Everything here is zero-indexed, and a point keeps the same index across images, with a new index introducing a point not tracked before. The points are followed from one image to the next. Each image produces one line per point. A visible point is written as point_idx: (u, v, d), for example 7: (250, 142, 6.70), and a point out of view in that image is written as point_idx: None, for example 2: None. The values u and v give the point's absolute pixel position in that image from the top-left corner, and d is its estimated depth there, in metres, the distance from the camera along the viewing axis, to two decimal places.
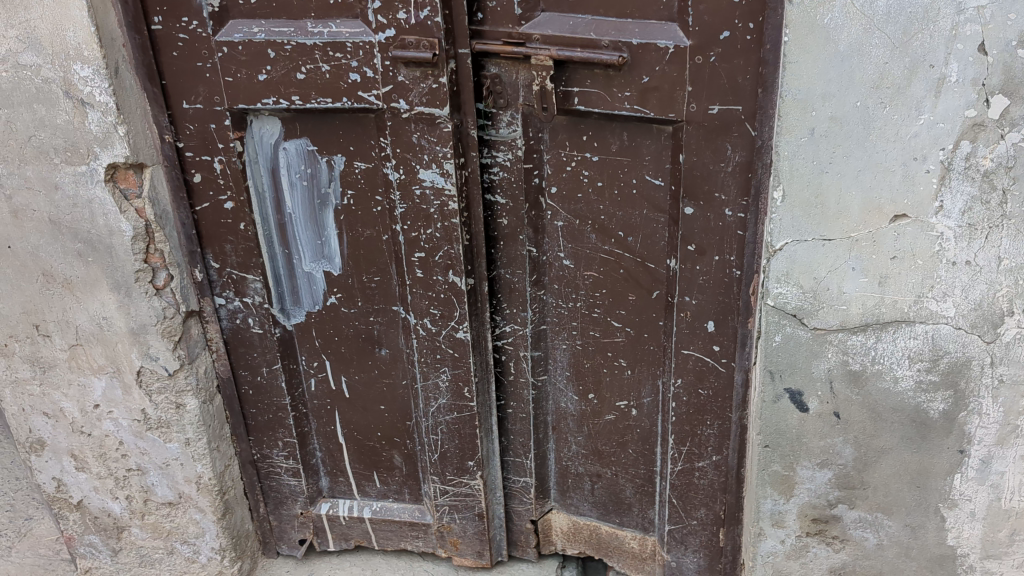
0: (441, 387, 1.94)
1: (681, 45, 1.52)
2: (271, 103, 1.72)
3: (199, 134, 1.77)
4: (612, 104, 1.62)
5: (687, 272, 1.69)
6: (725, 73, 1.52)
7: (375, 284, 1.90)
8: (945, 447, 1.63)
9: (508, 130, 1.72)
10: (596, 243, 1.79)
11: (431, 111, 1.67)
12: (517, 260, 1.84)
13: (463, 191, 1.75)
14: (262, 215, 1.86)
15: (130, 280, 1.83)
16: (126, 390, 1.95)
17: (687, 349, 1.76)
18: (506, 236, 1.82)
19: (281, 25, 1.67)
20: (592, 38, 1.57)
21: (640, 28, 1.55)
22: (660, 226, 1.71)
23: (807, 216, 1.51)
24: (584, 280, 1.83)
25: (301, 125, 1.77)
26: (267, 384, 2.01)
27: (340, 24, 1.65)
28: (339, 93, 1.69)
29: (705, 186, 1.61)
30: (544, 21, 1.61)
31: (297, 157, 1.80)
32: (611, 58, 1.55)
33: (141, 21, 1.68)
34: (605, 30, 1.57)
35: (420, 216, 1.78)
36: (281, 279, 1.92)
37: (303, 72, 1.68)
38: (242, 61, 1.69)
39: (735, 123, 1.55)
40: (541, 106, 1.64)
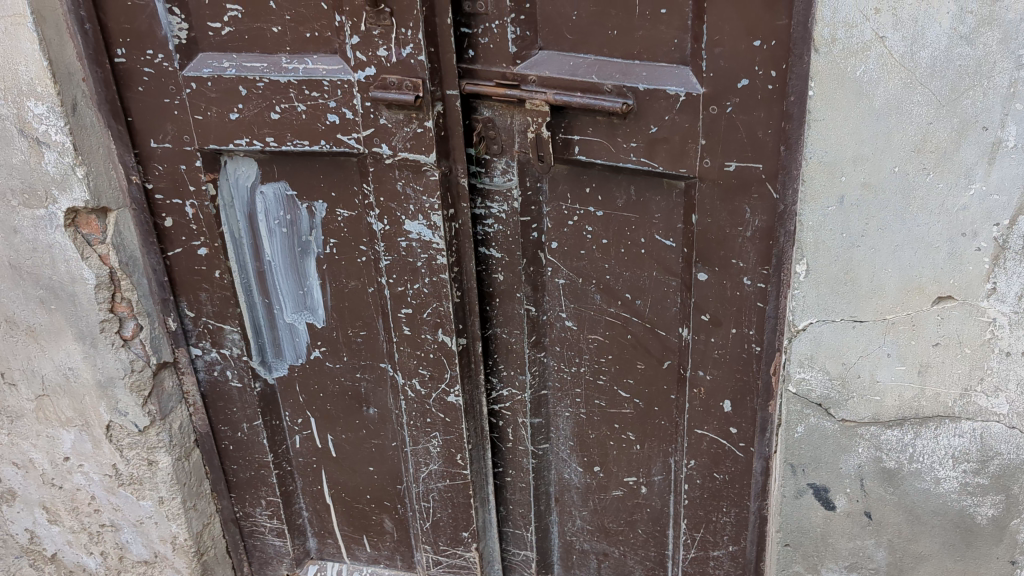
0: (432, 452, 1.77)
1: (693, 92, 1.33)
2: (244, 144, 1.57)
3: (169, 175, 1.62)
4: (616, 155, 1.43)
5: (701, 343, 1.50)
6: (744, 126, 1.32)
7: (362, 339, 1.74)
8: (993, 557, 1.40)
9: (502, 179, 1.54)
10: (602, 304, 1.59)
11: (415, 157, 1.51)
12: (514, 319, 1.66)
13: (452, 244, 1.58)
14: (239, 262, 1.70)
15: (95, 331, 1.68)
16: (96, 444, 1.81)
17: (701, 429, 1.56)
18: (502, 293, 1.64)
19: (253, 60, 1.52)
20: (594, 81, 1.40)
21: (647, 71, 1.37)
22: (672, 291, 1.51)
23: (835, 294, 1.30)
24: (588, 344, 1.64)
25: (279, 168, 1.61)
26: (248, 440, 1.86)
27: (316, 60, 1.49)
28: (316, 135, 1.53)
29: (721, 251, 1.41)
30: (542, 60, 1.43)
31: (276, 202, 1.64)
32: (613, 106, 1.37)
33: (103, 54, 1.53)
34: (609, 72, 1.39)
35: (406, 269, 1.62)
36: (262, 330, 1.77)
37: (278, 112, 1.53)
38: (212, 98, 1.54)
39: (755, 183, 1.34)
40: (537, 155, 1.47)
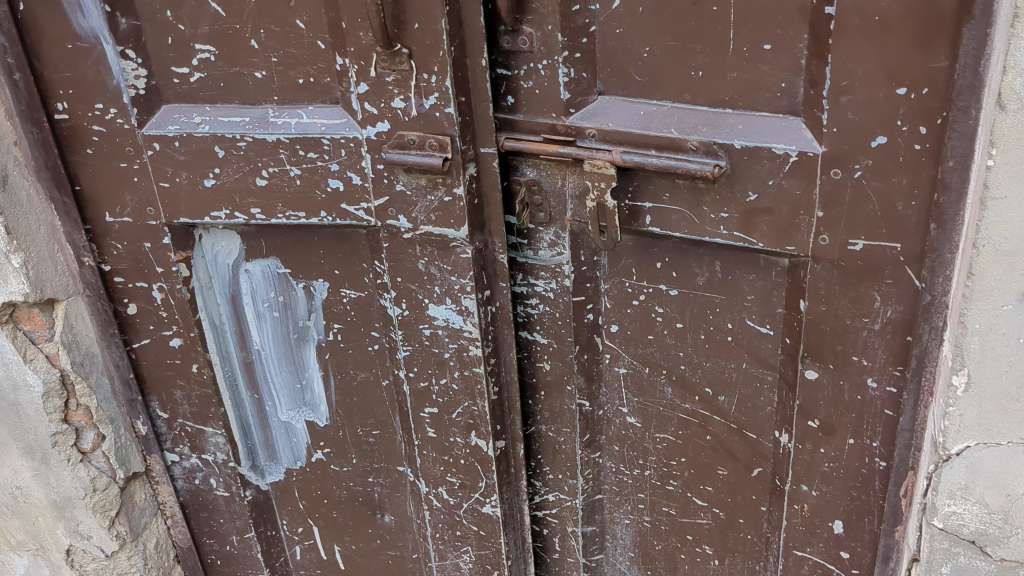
0: (464, 569, 1.48)
1: (808, 151, 1.03)
2: (224, 216, 1.25)
3: (131, 255, 1.30)
4: (700, 227, 1.13)
5: (806, 454, 1.20)
6: (877, 195, 1.01)
7: (375, 439, 1.43)
8: None
9: (550, 252, 1.24)
10: (674, 399, 1.29)
11: (442, 231, 1.20)
12: (562, 415, 1.35)
13: (488, 331, 1.27)
14: (221, 353, 1.39)
15: (46, 446, 1.36)
16: (54, 571, 1.49)
17: (802, 551, 1.27)
18: (549, 385, 1.34)
19: (232, 113, 1.20)
20: (674, 136, 1.09)
21: (743, 122, 1.07)
22: (766, 387, 1.21)
23: (1003, 413, 0.99)
24: (655, 445, 1.34)
25: (268, 242, 1.29)
26: (238, 555, 1.55)
27: (312, 111, 1.18)
28: (314, 205, 1.22)
29: (838, 346, 1.12)
30: (601, 107, 1.13)
31: (264, 282, 1.33)
32: (701, 169, 1.07)
33: (39, 109, 1.21)
34: (692, 124, 1.09)
35: (430, 361, 1.30)
36: (251, 431, 1.46)
37: (265, 177, 1.21)
38: (183, 161, 1.22)
39: (889, 265, 1.04)
40: (598, 226, 1.17)
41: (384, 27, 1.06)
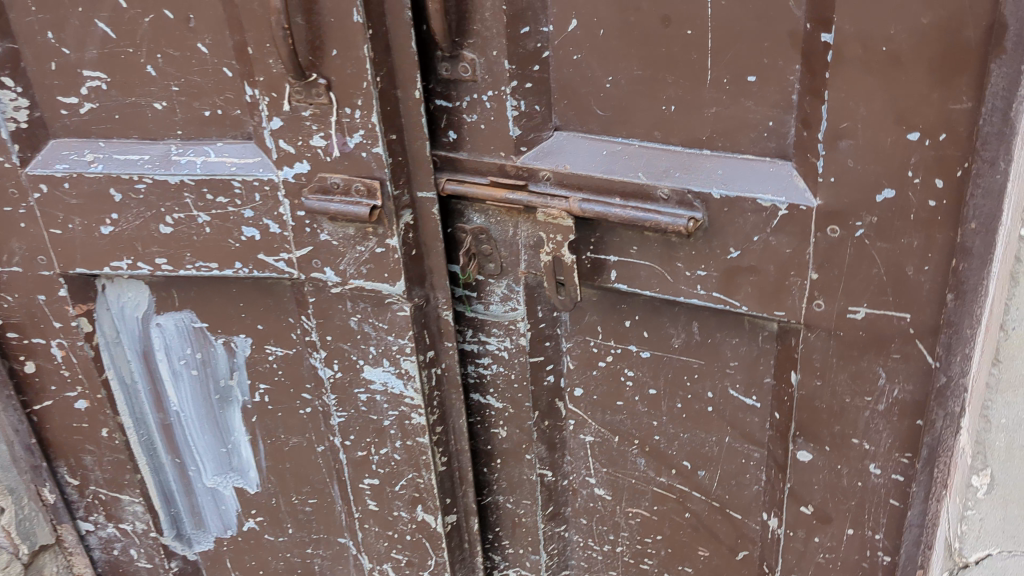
0: None
1: (798, 203, 0.86)
2: (126, 266, 1.08)
3: (24, 308, 1.13)
4: (673, 285, 0.96)
5: (799, 542, 1.04)
6: (883, 257, 0.85)
7: (312, 509, 1.26)
8: None
9: (502, 307, 1.07)
10: (647, 472, 1.13)
11: (375, 286, 1.02)
12: (522, 486, 1.19)
13: (433, 396, 1.11)
14: (134, 414, 1.22)
15: None
16: None
17: None
18: (506, 453, 1.17)
19: (130, 150, 1.03)
20: (641, 182, 0.92)
21: (722, 167, 0.90)
22: (753, 464, 1.05)
23: None
24: (627, 520, 1.18)
25: (181, 293, 1.12)
26: None
27: (220, 148, 1.01)
28: (228, 255, 1.05)
29: (836, 425, 0.95)
30: (556, 145, 0.96)
31: (179, 337, 1.16)
32: (672, 224, 0.90)
33: None
34: (662, 168, 0.92)
35: (368, 429, 1.14)
36: (174, 497, 1.29)
37: (170, 223, 1.04)
38: (74, 206, 1.05)
39: (897, 337, 0.87)
40: (556, 280, 1.00)
41: (295, 55, 0.89)
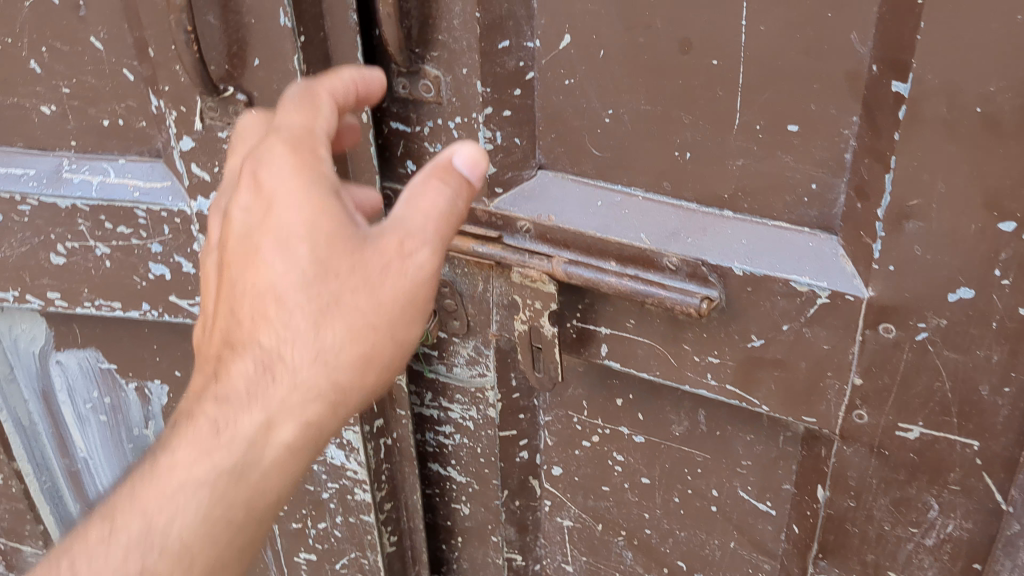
0: None
1: (842, 291, 0.67)
2: (13, 297, 0.89)
3: None
4: (678, 372, 0.77)
5: None
6: (951, 369, 0.65)
7: None
8: None
9: (468, 371, 0.88)
10: (634, 568, 0.94)
11: None
12: (487, 567, 1.01)
13: (381, 469, 0.92)
14: (36, 458, 1.05)
15: None
16: None
17: None
18: (468, 531, 0.99)
19: (15, 161, 0.84)
20: (643, 246, 0.73)
21: (746, 236, 0.70)
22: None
23: None
24: None
25: (83, 329, 0.93)
26: None
27: (122, 166, 0.81)
28: (133, 295, 0.86)
29: (871, 555, 0.76)
30: (537, 190, 0.77)
31: (83, 379, 0.97)
32: (681, 303, 0.70)
33: None
34: (669, 229, 0.72)
35: (305, 499, 0.95)
36: None
37: (63, 252, 0.85)
38: None
39: (959, 466, 0.68)
40: (532, 348, 0.79)
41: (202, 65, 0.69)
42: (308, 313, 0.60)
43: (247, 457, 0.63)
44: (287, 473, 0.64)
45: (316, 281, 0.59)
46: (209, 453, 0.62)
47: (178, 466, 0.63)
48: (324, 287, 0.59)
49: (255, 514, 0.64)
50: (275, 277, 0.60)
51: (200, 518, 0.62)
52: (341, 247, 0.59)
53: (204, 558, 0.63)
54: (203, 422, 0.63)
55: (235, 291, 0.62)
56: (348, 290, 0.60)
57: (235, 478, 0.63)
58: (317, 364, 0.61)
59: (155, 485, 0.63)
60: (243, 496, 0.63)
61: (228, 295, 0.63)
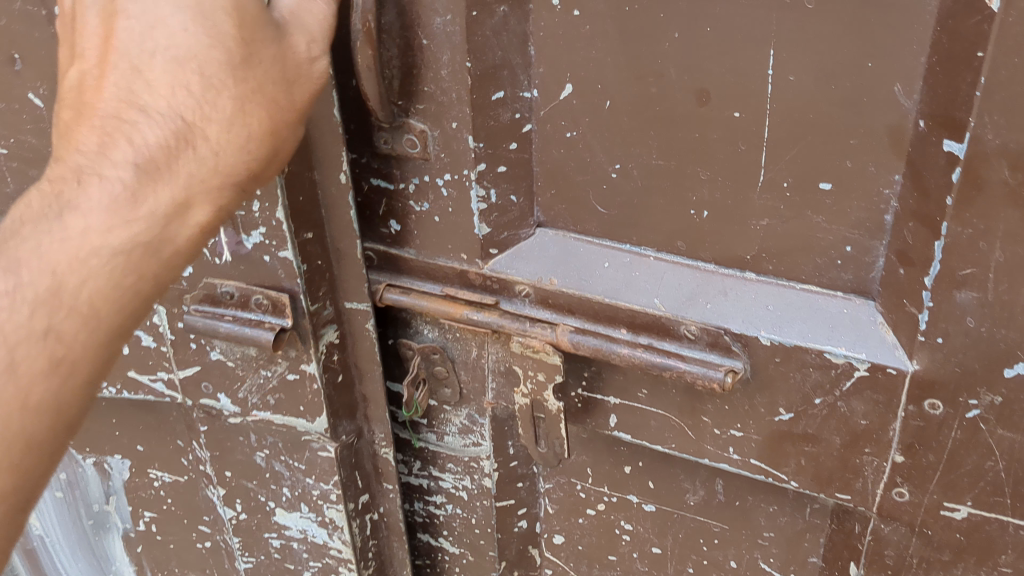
0: None
1: (882, 364, 0.60)
2: None
3: None
4: (698, 445, 0.70)
5: None
6: (1005, 450, 0.59)
7: None
8: None
9: (461, 439, 0.80)
10: None
11: (287, 420, 0.76)
12: None
13: (367, 547, 0.84)
14: None
15: None
16: None
17: None
18: None
19: None
20: (657, 314, 0.66)
21: (772, 299, 0.64)
22: None
23: None
24: None
25: None
26: None
27: None
28: None
29: None
30: (538, 249, 0.70)
31: None
32: (702, 379, 0.63)
33: None
34: (686, 293, 0.65)
35: None
36: None
37: None
38: None
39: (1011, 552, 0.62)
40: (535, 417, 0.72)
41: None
42: (233, 96, 0.53)
43: (160, 232, 0.53)
44: (129, 310, 0.54)
45: (245, 41, 0.53)
46: (121, 227, 0.52)
47: (93, 231, 0.51)
48: (251, 74, 0.53)
49: (84, 395, 0.53)
50: (195, 45, 0.52)
51: (110, 279, 0.52)
52: (262, 36, 0.54)
53: (115, 320, 0.53)
54: (118, 186, 0.51)
55: (135, 45, 0.52)
56: (273, 80, 0.54)
57: (149, 255, 0.53)
58: (235, 145, 0.54)
59: (49, 235, 0.51)
60: (130, 293, 0.53)
61: (107, 92, 0.53)
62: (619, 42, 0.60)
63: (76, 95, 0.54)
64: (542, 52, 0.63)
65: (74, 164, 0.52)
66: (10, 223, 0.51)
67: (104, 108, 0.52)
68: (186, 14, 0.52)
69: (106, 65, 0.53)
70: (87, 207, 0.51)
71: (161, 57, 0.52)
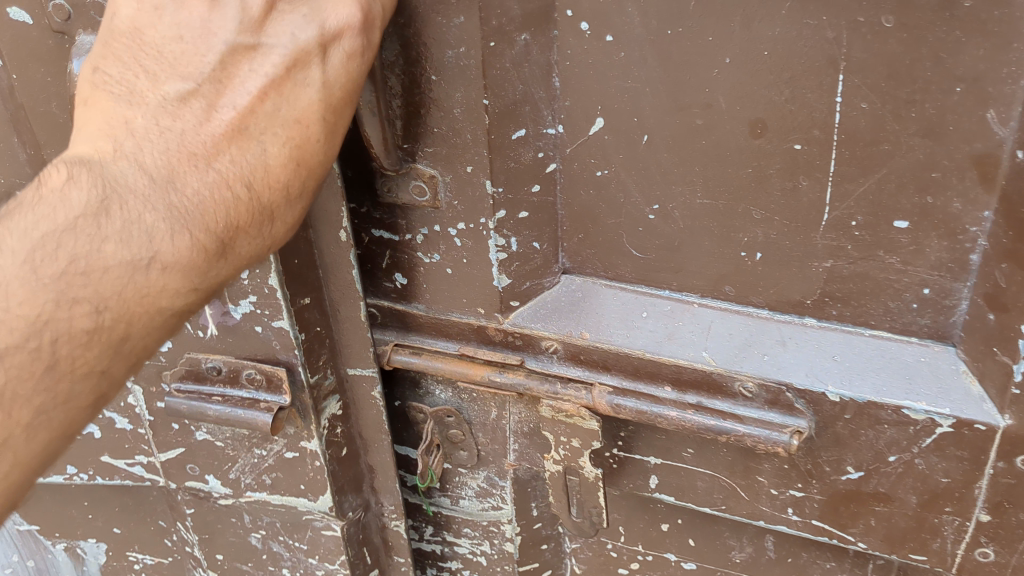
0: None
1: (971, 420, 0.53)
2: None
3: None
4: (752, 504, 0.63)
5: None
6: None
7: None
8: None
9: (478, 502, 0.73)
10: None
11: (286, 500, 0.67)
12: None
13: None
14: None
15: None
16: None
17: None
18: None
19: None
20: (706, 368, 0.58)
21: (839, 348, 0.57)
22: None
23: None
24: None
25: None
26: None
27: None
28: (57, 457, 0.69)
29: None
30: (564, 299, 0.62)
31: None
32: (764, 443, 0.56)
33: None
34: (738, 344, 0.58)
35: None
36: None
37: None
38: None
39: None
40: (567, 480, 0.64)
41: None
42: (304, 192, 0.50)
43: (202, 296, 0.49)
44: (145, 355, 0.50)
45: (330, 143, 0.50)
46: (190, 285, 0.48)
47: (165, 291, 0.47)
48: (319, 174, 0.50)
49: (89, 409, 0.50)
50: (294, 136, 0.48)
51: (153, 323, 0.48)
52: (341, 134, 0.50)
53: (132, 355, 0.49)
54: (188, 252, 0.46)
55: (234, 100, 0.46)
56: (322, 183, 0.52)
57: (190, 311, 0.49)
58: (286, 229, 0.51)
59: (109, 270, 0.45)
60: (161, 337, 0.50)
61: (205, 133, 0.46)
62: (658, 69, 0.52)
63: (129, 66, 0.47)
64: (567, 83, 0.55)
65: (159, 175, 0.45)
66: (72, 217, 0.44)
67: (206, 128, 0.46)
68: (324, 94, 0.48)
69: (209, 73, 0.46)
70: (176, 256, 0.46)
71: (281, 113, 0.47)
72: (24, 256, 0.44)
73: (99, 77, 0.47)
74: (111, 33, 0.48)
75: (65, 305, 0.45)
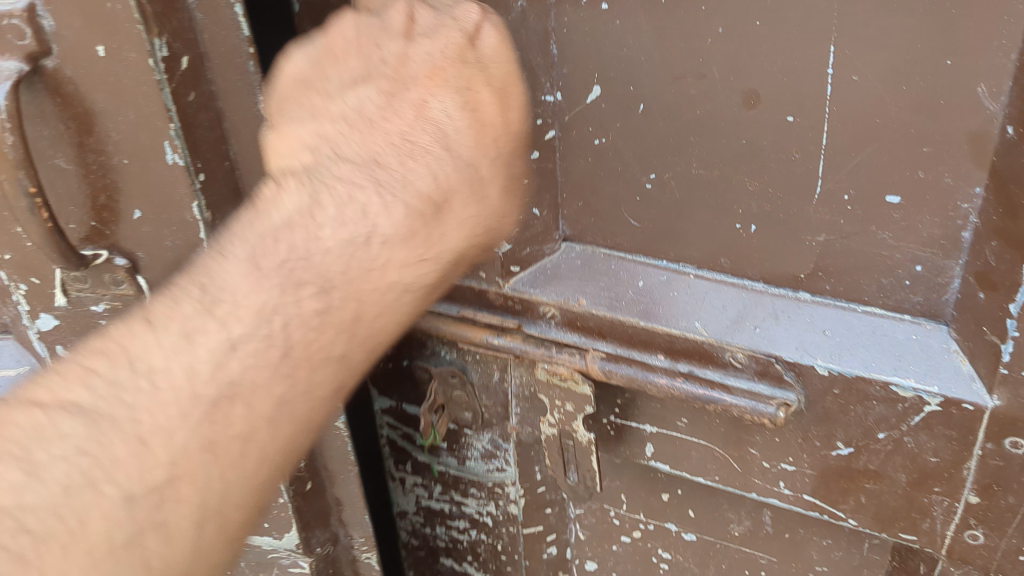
0: None
1: (961, 400, 0.52)
2: None
3: None
4: (745, 475, 0.63)
5: None
6: None
7: None
8: None
9: (483, 464, 0.74)
10: None
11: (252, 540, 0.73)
12: None
13: None
14: None
15: None
16: None
17: None
18: None
19: None
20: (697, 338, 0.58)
21: (830, 323, 0.57)
22: None
23: None
24: None
25: None
26: None
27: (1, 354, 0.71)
28: None
29: None
30: (565, 266, 0.64)
31: None
32: (750, 413, 0.57)
33: None
34: (731, 315, 0.59)
35: None
36: None
37: None
38: None
39: None
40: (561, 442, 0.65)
41: (57, 233, 0.53)
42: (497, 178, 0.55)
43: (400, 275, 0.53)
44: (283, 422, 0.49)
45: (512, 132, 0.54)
46: (419, 260, 0.53)
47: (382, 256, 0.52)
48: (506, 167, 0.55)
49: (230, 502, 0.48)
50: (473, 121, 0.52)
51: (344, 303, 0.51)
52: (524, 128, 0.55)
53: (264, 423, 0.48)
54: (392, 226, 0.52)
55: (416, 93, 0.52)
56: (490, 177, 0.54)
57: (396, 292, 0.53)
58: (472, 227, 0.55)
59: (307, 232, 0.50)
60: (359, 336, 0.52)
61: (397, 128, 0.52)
62: (653, 38, 0.53)
63: (315, 97, 0.53)
64: (565, 51, 0.56)
65: (365, 162, 0.52)
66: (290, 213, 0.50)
67: (418, 127, 0.52)
68: (492, 70, 0.52)
69: (397, 72, 0.52)
70: (393, 229, 0.51)
71: (460, 99, 0.52)
72: (242, 261, 0.49)
73: (294, 121, 0.53)
74: (287, 83, 0.54)
75: (290, 289, 0.49)
